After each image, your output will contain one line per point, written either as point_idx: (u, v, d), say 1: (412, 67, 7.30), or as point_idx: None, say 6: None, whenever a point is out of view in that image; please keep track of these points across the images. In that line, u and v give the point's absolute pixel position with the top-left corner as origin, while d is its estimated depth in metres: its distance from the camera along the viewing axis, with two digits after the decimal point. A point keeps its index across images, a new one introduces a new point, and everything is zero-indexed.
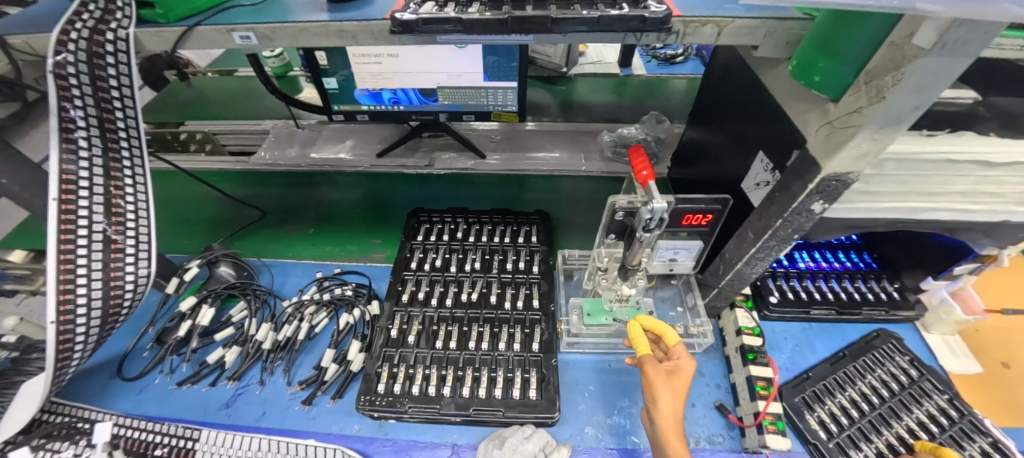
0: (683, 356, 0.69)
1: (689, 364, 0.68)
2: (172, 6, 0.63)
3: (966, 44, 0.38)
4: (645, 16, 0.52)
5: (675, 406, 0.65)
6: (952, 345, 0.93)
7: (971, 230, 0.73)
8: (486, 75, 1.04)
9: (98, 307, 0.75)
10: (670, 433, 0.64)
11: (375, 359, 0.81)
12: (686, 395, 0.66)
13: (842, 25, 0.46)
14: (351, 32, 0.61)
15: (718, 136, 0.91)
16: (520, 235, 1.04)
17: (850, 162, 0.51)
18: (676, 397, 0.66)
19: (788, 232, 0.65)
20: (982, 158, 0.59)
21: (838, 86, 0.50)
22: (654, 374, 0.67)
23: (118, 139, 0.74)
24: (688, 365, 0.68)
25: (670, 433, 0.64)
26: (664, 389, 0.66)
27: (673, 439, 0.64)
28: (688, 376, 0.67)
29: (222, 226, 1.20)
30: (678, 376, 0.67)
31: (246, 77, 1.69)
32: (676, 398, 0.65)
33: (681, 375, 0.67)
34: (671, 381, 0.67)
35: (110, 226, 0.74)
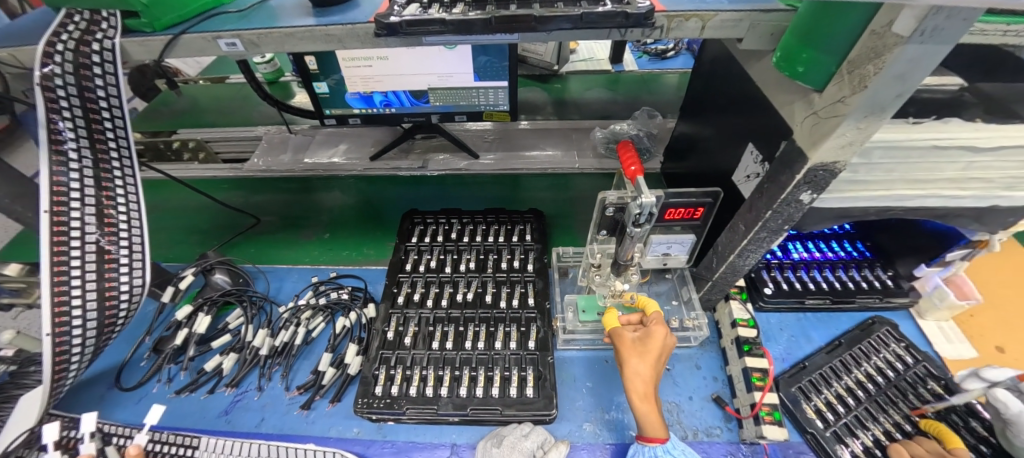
0: (655, 321, 0.72)
1: (659, 329, 0.71)
2: (159, 14, 0.63)
3: (944, 31, 0.38)
4: (629, 13, 0.52)
5: (643, 368, 0.68)
6: (947, 331, 0.94)
7: (960, 217, 0.74)
8: (476, 75, 1.04)
9: (93, 319, 0.75)
10: (642, 394, 0.67)
11: (371, 362, 0.82)
12: (657, 359, 0.69)
13: (824, 17, 0.46)
14: (338, 36, 0.61)
15: (709, 129, 0.91)
16: (514, 234, 1.04)
17: (836, 151, 0.51)
18: (645, 360, 0.68)
19: (778, 223, 0.65)
20: (969, 144, 0.60)
21: (821, 77, 0.50)
22: (623, 342, 0.71)
23: (108, 150, 0.74)
24: (658, 329, 0.71)
25: (637, 393, 0.67)
26: (631, 353, 0.70)
27: (642, 399, 0.67)
28: (657, 340, 0.70)
29: (217, 233, 1.20)
30: (648, 341, 0.70)
31: (237, 84, 1.68)
32: (645, 359, 0.68)
33: (649, 339, 0.70)
34: (639, 345, 0.70)
35: (103, 236, 0.74)
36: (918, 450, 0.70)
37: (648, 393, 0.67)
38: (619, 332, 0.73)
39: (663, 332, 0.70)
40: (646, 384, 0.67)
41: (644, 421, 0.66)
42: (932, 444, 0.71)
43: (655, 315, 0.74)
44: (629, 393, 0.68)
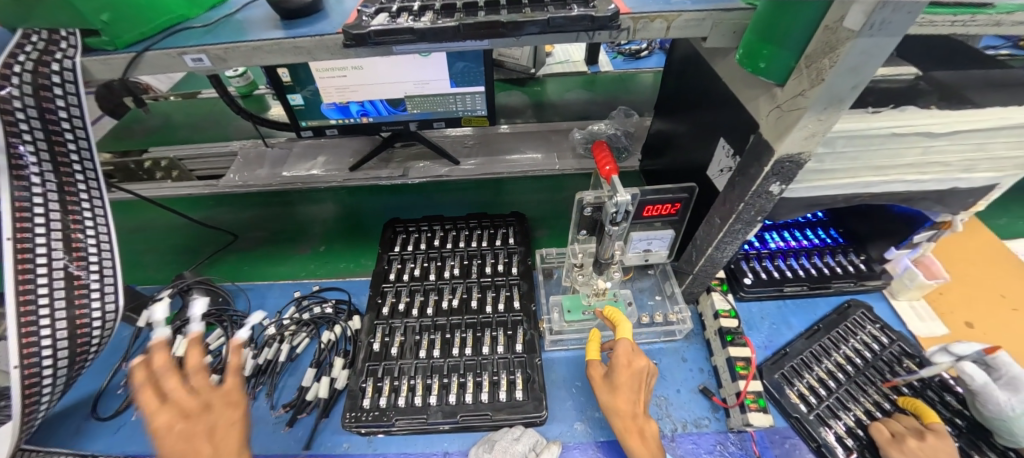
0: (621, 349, 0.72)
1: (621, 358, 0.71)
2: (120, 31, 0.61)
3: (892, 24, 0.40)
4: (594, 16, 0.53)
5: (614, 402, 0.69)
6: (919, 309, 0.97)
7: (924, 199, 0.77)
8: (453, 82, 1.05)
9: (64, 348, 0.72)
10: (624, 427, 0.67)
11: (358, 374, 0.81)
12: (628, 389, 0.69)
13: (779, 18, 0.48)
14: (307, 48, 0.61)
15: (682, 126, 0.94)
16: (497, 239, 1.04)
17: (800, 142, 0.53)
18: (614, 393, 0.70)
19: (751, 215, 0.67)
20: (926, 130, 0.62)
21: (782, 72, 0.52)
22: (595, 378, 0.73)
23: (73, 173, 0.73)
24: (622, 357, 0.71)
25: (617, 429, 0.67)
26: (603, 389, 0.71)
27: (626, 432, 0.67)
28: (623, 371, 0.70)
29: (194, 251, 1.18)
30: (615, 373, 0.71)
31: (210, 98, 1.65)
32: (617, 393, 0.69)
33: (616, 370, 0.71)
34: (609, 378, 0.71)
35: (71, 261, 0.72)
36: (898, 427, 0.73)
37: (630, 424, 0.67)
38: (594, 366, 0.75)
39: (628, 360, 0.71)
40: (624, 416, 0.68)
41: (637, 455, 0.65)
42: (911, 421, 0.74)
43: (625, 341, 0.73)
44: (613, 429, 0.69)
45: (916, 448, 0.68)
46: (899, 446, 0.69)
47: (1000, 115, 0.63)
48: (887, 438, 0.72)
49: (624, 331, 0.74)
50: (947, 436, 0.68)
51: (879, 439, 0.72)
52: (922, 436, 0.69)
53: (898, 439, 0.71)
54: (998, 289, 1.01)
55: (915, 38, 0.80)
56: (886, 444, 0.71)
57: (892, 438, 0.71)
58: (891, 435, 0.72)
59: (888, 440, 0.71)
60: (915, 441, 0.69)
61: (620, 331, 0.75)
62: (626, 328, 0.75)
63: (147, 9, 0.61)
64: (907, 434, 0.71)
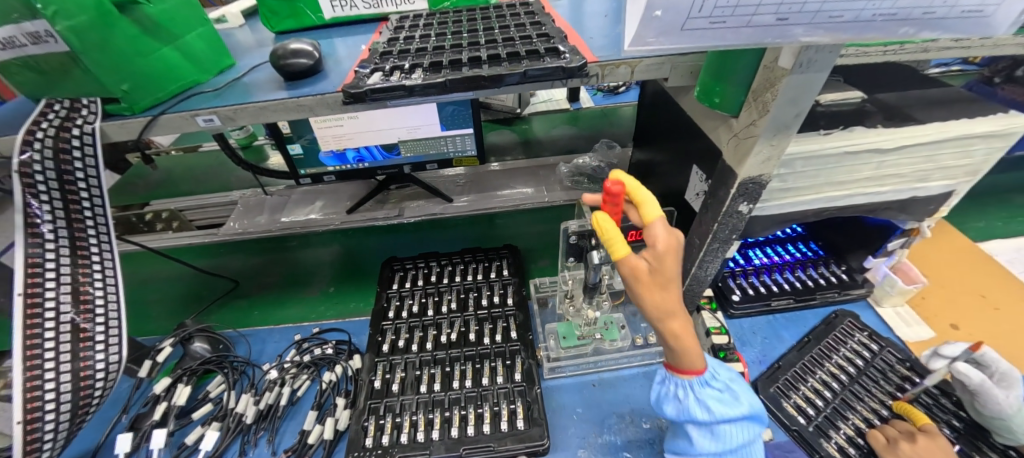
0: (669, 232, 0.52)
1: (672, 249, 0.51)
2: (138, 99, 0.67)
3: (818, 61, 0.47)
4: (565, 66, 0.60)
5: (672, 300, 0.53)
6: (904, 315, 1.00)
7: (888, 210, 0.82)
8: (443, 125, 1.12)
9: (67, 401, 0.73)
10: (677, 333, 0.55)
11: (360, 413, 0.81)
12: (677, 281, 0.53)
13: (726, 61, 0.55)
14: (309, 105, 0.67)
15: (659, 155, 1.00)
16: (491, 271, 1.08)
17: (759, 166, 0.59)
18: (671, 288, 0.52)
19: (727, 233, 0.72)
20: (877, 147, 0.68)
21: (736, 105, 0.58)
22: (639, 275, 0.52)
23: (85, 227, 0.76)
24: (673, 245, 0.51)
25: (666, 334, 0.55)
26: (650, 289, 0.52)
27: (677, 335, 0.55)
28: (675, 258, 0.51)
29: (195, 300, 1.20)
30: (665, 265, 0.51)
31: (211, 152, 1.73)
32: (668, 288, 0.52)
33: (666, 262, 0.51)
34: (657, 274, 0.51)
35: (78, 314, 0.74)
36: (892, 432, 0.75)
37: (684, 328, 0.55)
38: (631, 260, 0.52)
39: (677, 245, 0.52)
40: (675, 312, 0.53)
41: (688, 358, 0.57)
42: (904, 425, 0.76)
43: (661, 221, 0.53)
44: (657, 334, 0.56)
45: (909, 451, 0.70)
46: (894, 452, 0.71)
47: (941, 131, 0.69)
48: (883, 444, 0.73)
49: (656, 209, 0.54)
50: (939, 437, 0.71)
51: (876, 446, 0.74)
52: (914, 438, 0.72)
53: (893, 444, 0.72)
54: (977, 290, 1.05)
55: (860, 66, 0.88)
56: (882, 450, 0.73)
57: (888, 443, 0.73)
58: (887, 440, 0.74)
59: (884, 446, 0.73)
60: (908, 444, 0.71)
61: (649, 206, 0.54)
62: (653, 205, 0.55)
63: (162, 77, 0.68)
64: (900, 438, 0.73)
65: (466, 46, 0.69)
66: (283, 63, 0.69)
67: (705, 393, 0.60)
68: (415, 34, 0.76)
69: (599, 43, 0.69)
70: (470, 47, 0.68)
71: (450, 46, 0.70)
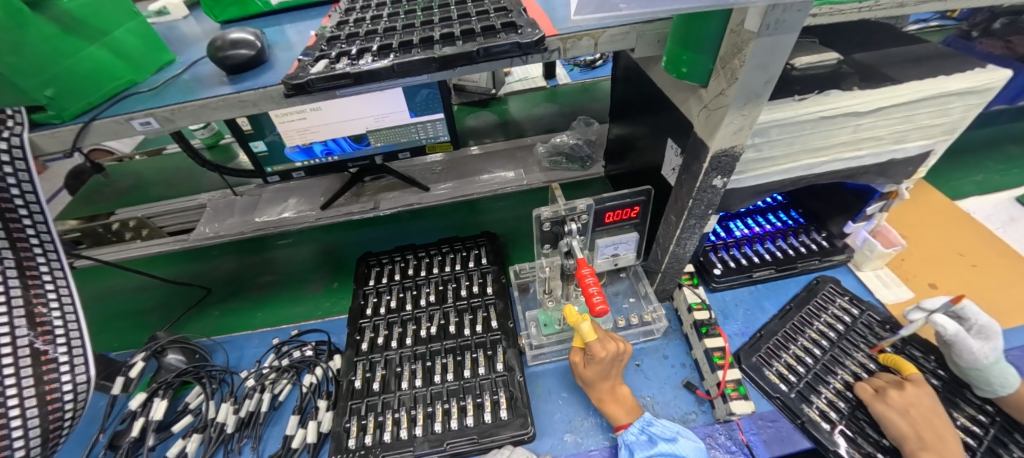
0: (596, 350, 0.71)
1: (598, 358, 0.72)
2: (66, 104, 0.62)
3: (786, 22, 0.44)
4: (520, 43, 0.56)
5: (595, 383, 0.75)
6: (884, 277, 1.00)
7: (866, 174, 0.81)
8: (412, 112, 1.07)
9: (36, 427, 0.70)
10: (604, 401, 0.75)
11: (341, 415, 0.80)
12: (601, 372, 0.73)
13: (691, 28, 0.52)
14: (252, 100, 0.63)
15: (635, 129, 0.97)
16: (470, 260, 1.06)
17: (730, 137, 0.57)
18: (594, 376, 0.74)
19: (702, 209, 0.70)
20: (853, 109, 0.65)
21: (703, 74, 0.55)
22: (575, 363, 0.76)
23: (30, 246, 0.73)
24: (598, 354, 0.71)
25: (598, 401, 0.76)
26: (580, 372, 0.76)
27: (603, 401, 0.75)
28: (598, 364, 0.72)
29: (168, 310, 1.16)
30: (590, 363, 0.73)
31: (175, 154, 1.66)
32: (592, 377, 0.74)
33: (591, 364, 0.73)
34: (585, 368, 0.75)
35: (37, 337, 0.71)
36: (879, 383, 0.77)
37: (609, 399, 0.75)
38: (575, 354, 0.77)
39: (605, 353, 0.71)
40: (597, 389, 0.75)
41: (611, 417, 0.74)
42: (891, 376, 0.78)
43: (593, 343, 0.71)
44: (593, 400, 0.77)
45: (898, 399, 0.72)
46: (883, 400, 0.73)
47: (917, 89, 0.67)
48: (871, 394, 0.75)
49: (588, 336, 0.70)
50: (925, 386, 0.73)
51: (864, 396, 0.76)
52: (901, 386, 0.74)
53: (881, 394, 0.75)
54: (955, 248, 1.06)
55: (835, 25, 0.85)
56: (871, 400, 0.75)
57: (875, 394, 0.75)
58: (875, 391, 0.76)
59: (872, 396, 0.75)
60: (896, 392, 0.73)
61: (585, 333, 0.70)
62: (590, 332, 0.70)
63: (92, 80, 0.63)
64: (888, 387, 0.75)
65: (420, 26, 0.64)
66: (222, 56, 0.64)
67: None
68: (365, 16, 0.71)
69: (560, 16, 0.65)
70: (424, 27, 0.64)
71: (402, 26, 0.65)
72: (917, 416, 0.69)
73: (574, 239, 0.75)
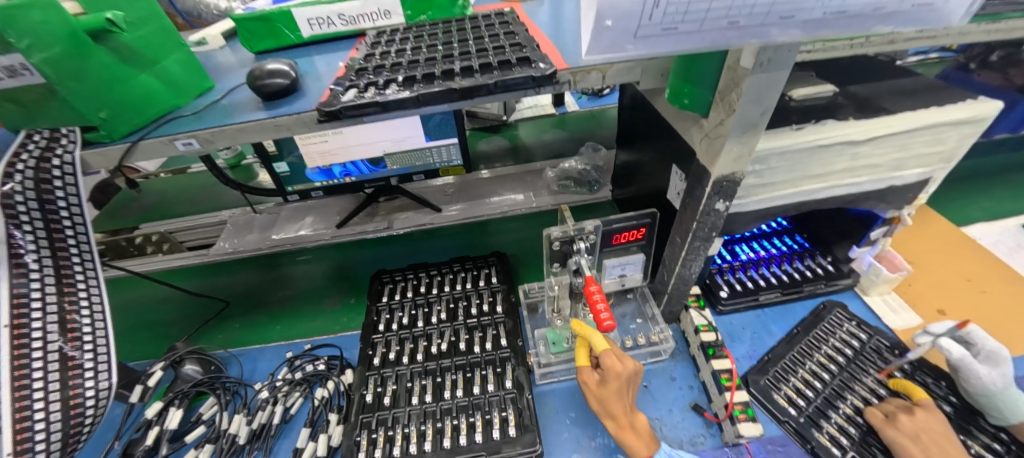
0: (610, 364, 0.72)
1: (613, 375, 0.71)
2: (116, 126, 0.67)
3: (777, 60, 0.48)
4: (534, 75, 0.61)
5: (611, 404, 0.73)
6: (892, 303, 1.01)
7: (867, 200, 0.83)
8: (428, 136, 1.13)
9: (57, 430, 0.73)
10: (622, 429, 0.72)
11: (352, 428, 0.81)
12: (617, 391, 0.72)
13: (691, 64, 0.56)
14: (286, 124, 0.68)
15: (641, 155, 1.01)
16: (480, 279, 1.08)
17: (731, 163, 0.60)
18: (610, 396, 0.72)
19: (706, 231, 0.73)
20: (849, 138, 0.69)
21: (704, 105, 0.60)
22: (587, 384, 0.75)
23: (69, 255, 0.77)
24: (612, 369, 0.71)
25: (615, 429, 0.73)
26: (594, 394, 0.74)
27: (621, 429, 0.73)
28: (616, 383, 0.72)
29: (186, 322, 1.19)
30: (605, 381, 0.73)
31: (199, 172, 1.74)
32: (609, 399, 0.73)
33: (606, 381, 0.72)
34: (599, 387, 0.74)
35: (66, 342, 0.75)
36: (889, 408, 0.77)
37: (627, 427, 0.72)
38: (585, 373, 0.76)
39: (621, 369, 0.71)
40: (613, 414, 0.73)
41: (630, 446, 0.72)
42: (901, 401, 0.78)
43: (606, 355, 0.73)
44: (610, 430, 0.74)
45: (908, 423, 0.72)
46: (893, 425, 0.73)
47: (910, 120, 0.70)
48: (881, 419, 0.75)
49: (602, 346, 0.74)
50: (935, 410, 0.73)
51: (875, 421, 0.76)
52: (911, 411, 0.74)
53: (891, 419, 0.75)
54: (961, 274, 1.07)
55: (831, 59, 0.90)
56: (881, 425, 0.75)
57: (885, 419, 0.75)
58: (885, 416, 0.76)
59: (882, 421, 0.75)
60: (906, 417, 0.73)
61: (598, 343, 0.75)
62: (602, 341, 0.75)
63: (141, 103, 0.69)
64: (898, 412, 0.75)
65: (441, 59, 0.70)
66: (260, 84, 0.69)
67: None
68: (391, 49, 0.77)
69: (570, 52, 0.70)
70: (444, 59, 0.69)
71: (425, 59, 0.71)
72: (928, 441, 0.69)
73: (582, 257, 0.77)
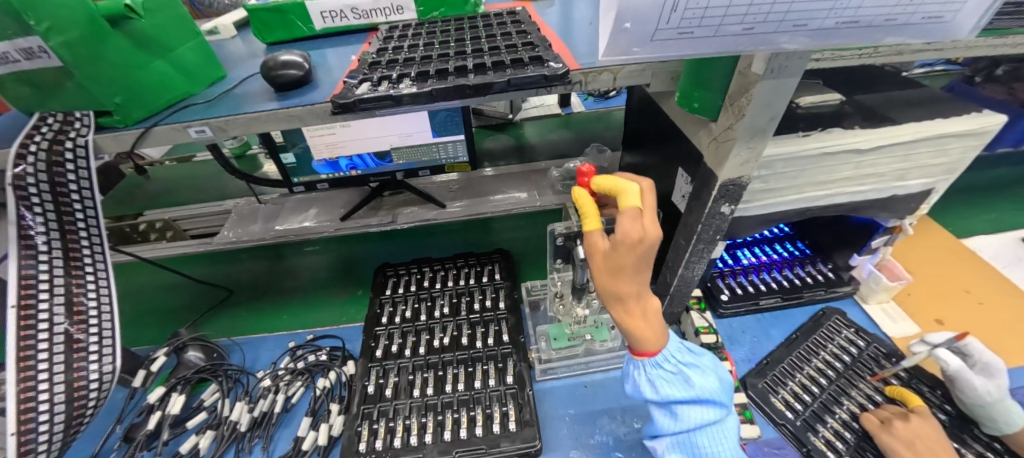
0: (629, 228, 0.56)
1: (628, 230, 0.56)
2: (131, 111, 0.68)
3: (788, 67, 0.49)
4: (547, 74, 0.61)
5: (621, 280, 0.59)
6: (891, 311, 1.02)
7: (870, 208, 0.84)
8: (434, 132, 1.14)
9: (61, 412, 0.74)
10: (630, 317, 0.61)
11: (353, 419, 0.82)
12: (633, 262, 0.57)
13: (704, 68, 0.57)
14: (299, 115, 0.68)
15: (646, 157, 1.02)
16: (484, 275, 1.09)
17: (737, 168, 0.61)
18: (623, 269, 0.58)
19: (711, 234, 0.73)
20: (855, 146, 0.69)
21: (714, 109, 0.60)
22: (594, 253, 0.60)
23: (78, 239, 0.77)
24: (631, 234, 0.56)
25: (620, 315, 0.62)
26: (602, 267, 0.60)
27: (628, 316, 0.61)
28: (632, 253, 0.57)
29: (189, 310, 1.20)
30: (619, 247, 0.57)
31: (204, 161, 1.74)
32: (624, 282, 0.60)
33: (619, 249, 0.57)
34: (609, 257, 0.59)
35: (72, 325, 0.75)
36: (885, 414, 0.78)
37: (636, 313, 0.61)
38: (592, 239, 0.61)
39: (642, 229, 0.56)
40: (620, 291, 0.60)
41: (638, 338, 0.62)
42: (897, 408, 0.79)
43: (627, 218, 0.57)
44: (612, 313, 0.63)
45: (904, 430, 0.73)
46: (889, 431, 0.74)
47: (916, 130, 0.71)
48: (877, 425, 0.76)
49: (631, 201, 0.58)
50: (930, 418, 0.74)
51: (871, 427, 0.77)
52: (907, 418, 0.75)
53: (887, 425, 0.75)
54: (961, 285, 1.08)
55: (839, 68, 0.90)
56: (877, 431, 0.75)
57: (881, 424, 0.76)
58: (881, 422, 0.77)
59: (878, 427, 0.76)
60: (902, 423, 0.74)
61: (626, 200, 0.59)
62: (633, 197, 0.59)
63: (155, 89, 0.69)
64: (893, 418, 0.76)
65: (454, 55, 0.71)
66: (274, 75, 0.70)
67: (655, 373, 0.63)
68: (404, 44, 0.78)
69: (581, 53, 0.71)
70: (457, 56, 0.70)
71: (438, 55, 0.71)
72: (923, 448, 0.70)
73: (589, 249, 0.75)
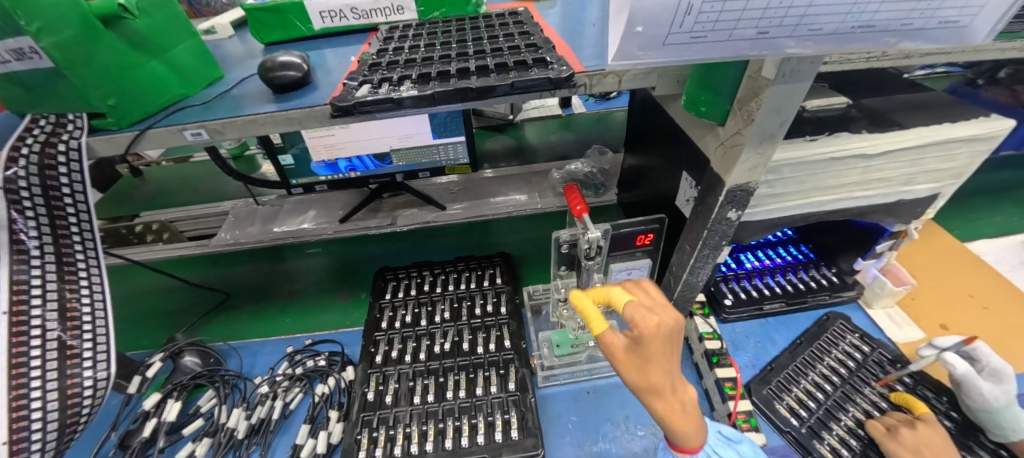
0: (643, 317, 0.50)
1: (648, 323, 0.50)
2: (125, 113, 0.66)
3: (800, 71, 0.48)
4: (552, 77, 0.60)
5: (657, 380, 0.51)
6: (895, 316, 1.01)
7: (876, 213, 0.83)
8: (434, 134, 1.12)
9: (54, 420, 0.71)
10: (671, 418, 0.54)
11: (353, 427, 0.80)
12: (663, 355, 0.51)
13: (711, 72, 0.56)
14: (298, 118, 0.67)
15: (649, 161, 1.01)
16: (485, 279, 1.08)
17: (745, 173, 0.60)
18: (657, 363, 0.51)
19: (716, 240, 0.72)
20: (863, 151, 0.68)
21: (721, 113, 0.59)
22: (614, 354, 0.52)
23: (71, 243, 0.76)
24: (649, 323, 0.49)
25: (662, 412, 0.53)
26: (626, 366, 0.52)
27: (669, 412, 0.54)
28: (660, 346, 0.50)
29: (186, 313, 1.18)
30: (642, 345, 0.50)
31: (202, 162, 1.73)
32: (662, 378, 0.52)
33: (643, 345, 0.50)
34: (633, 355, 0.51)
35: (65, 331, 0.74)
36: (891, 421, 0.77)
37: (677, 410, 0.53)
38: (608, 338, 0.53)
39: (661, 317, 0.50)
40: (654, 392, 0.52)
41: (683, 438, 0.55)
42: (903, 415, 0.78)
43: (633, 308, 0.51)
44: (649, 410, 0.54)
45: (910, 438, 0.72)
46: (895, 439, 0.73)
47: (925, 135, 0.70)
48: (883, 433, 0.75)
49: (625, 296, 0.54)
50: (937, 426, 0.73)
51: (876, 434, 0.76)
52: (914, 426, 0.74)
53: (893, 432, 0.74)
54: (965, 289, 1.07)
55: (844, 71, 0.89)
56: (883, 438, 0.74)
57: (887, 432, 0.75)
58: (886, 430, 0.76)
59: (884, 435, 0.75)
60: (908, 431, 0.73)
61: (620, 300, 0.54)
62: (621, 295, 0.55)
63: (150, 91, 0.68)
64: (900, 426, 0.75)
65: (456, 57, 0.69)
66: (272, 76, 0.69)
67: None
68: (405, 46, 0.76)
69: (586, 55, 0.70)
70: (459, 58, 0.69)
71: (439, 57, 0.70)
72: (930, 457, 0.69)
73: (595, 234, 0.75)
